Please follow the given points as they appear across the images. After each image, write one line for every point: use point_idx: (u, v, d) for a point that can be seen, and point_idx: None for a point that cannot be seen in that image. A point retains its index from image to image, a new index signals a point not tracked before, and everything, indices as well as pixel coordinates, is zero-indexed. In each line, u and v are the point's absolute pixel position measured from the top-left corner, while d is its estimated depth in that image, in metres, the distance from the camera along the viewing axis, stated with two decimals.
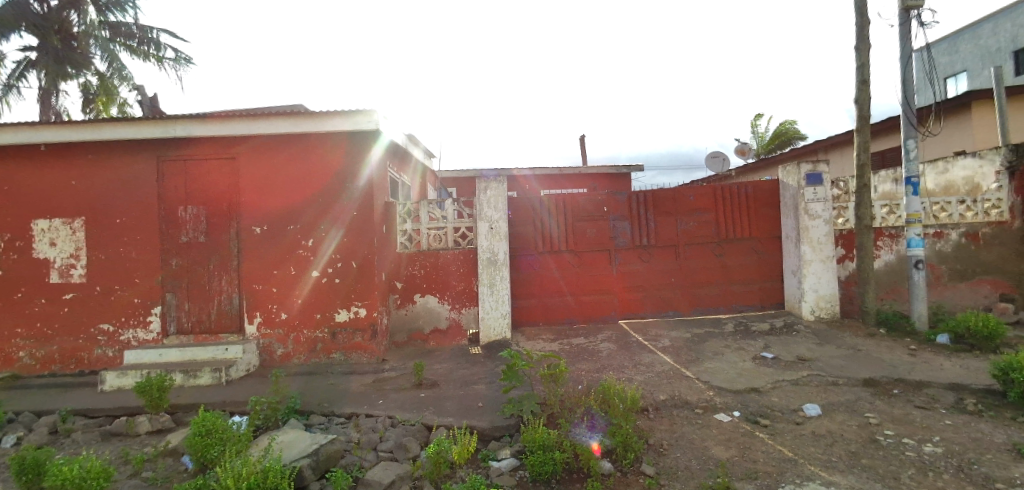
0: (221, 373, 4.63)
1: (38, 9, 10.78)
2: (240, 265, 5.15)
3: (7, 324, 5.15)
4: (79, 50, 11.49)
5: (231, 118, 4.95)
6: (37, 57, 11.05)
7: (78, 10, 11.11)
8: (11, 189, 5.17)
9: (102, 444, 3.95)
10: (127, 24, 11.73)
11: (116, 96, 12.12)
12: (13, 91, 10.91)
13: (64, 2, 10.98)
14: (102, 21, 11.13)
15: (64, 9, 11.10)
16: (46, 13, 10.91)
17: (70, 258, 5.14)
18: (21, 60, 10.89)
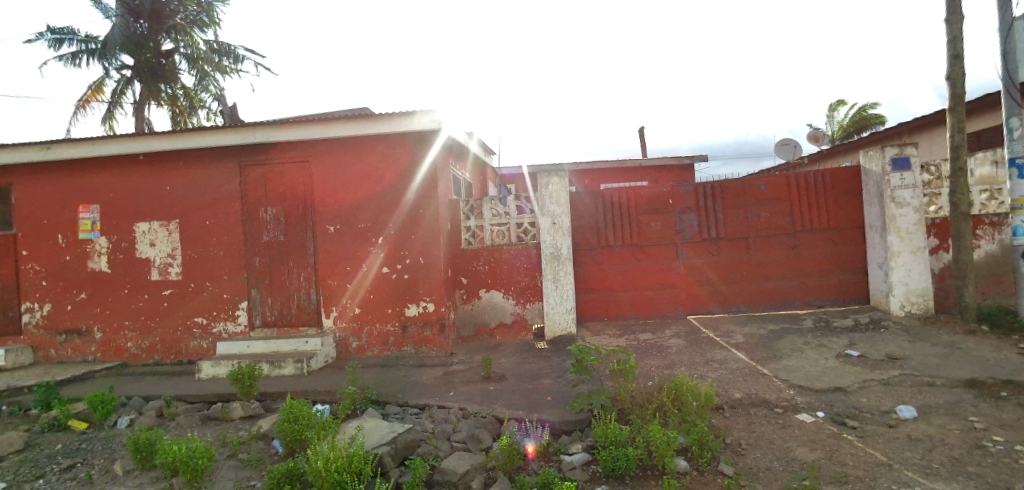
0: (303, 363, 4.89)
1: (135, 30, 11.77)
2: (316, 262, 5.42)
3: (115, 318, 5.63)
4: (169, 66, 12.45)
5: (304, 123, 5.19)
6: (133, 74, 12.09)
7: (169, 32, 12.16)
8: (116, 194, 5.63)
9: (202, 427, 4.30)
10: (211, 40, 12.62)
11: (202, 108, 13.09)
12: (117, 107, 12.00)
13: (157, 25, 11.96)
14: (194, 40, 12.14)
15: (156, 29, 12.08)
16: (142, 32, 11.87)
17: (168, 257, 5.57)
18: (121, 78, 11.96)
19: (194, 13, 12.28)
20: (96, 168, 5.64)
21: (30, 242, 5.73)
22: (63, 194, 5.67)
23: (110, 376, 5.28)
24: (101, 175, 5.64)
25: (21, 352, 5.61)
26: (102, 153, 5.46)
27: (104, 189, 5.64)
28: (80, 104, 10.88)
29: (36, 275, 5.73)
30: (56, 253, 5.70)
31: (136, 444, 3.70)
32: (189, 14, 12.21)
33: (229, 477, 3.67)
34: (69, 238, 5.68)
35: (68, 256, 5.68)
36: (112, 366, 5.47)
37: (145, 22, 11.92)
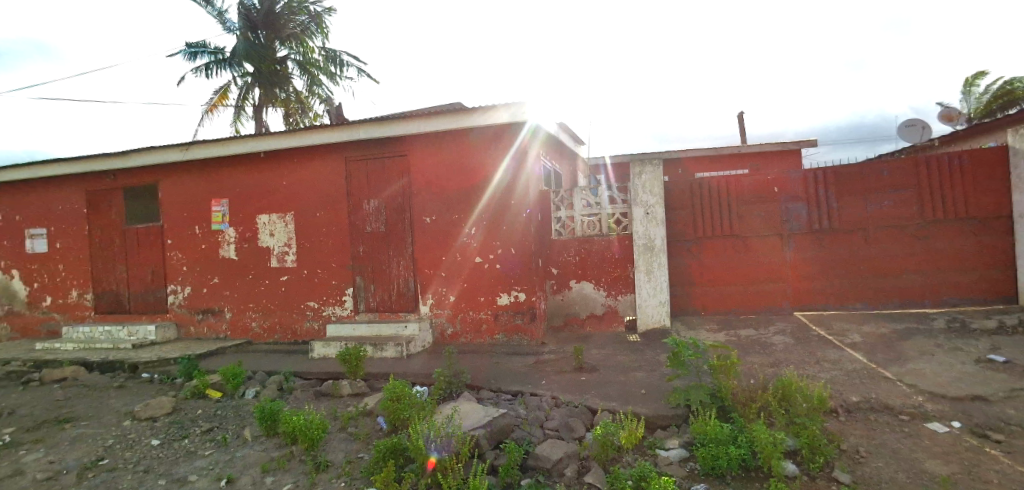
0: (403, 347, 5.17)
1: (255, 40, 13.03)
2: (414, 251, 5.70)
3: (242, 300, 6.30)
4: (283, 72, 13.65)
5: (402, 120, 5.45)
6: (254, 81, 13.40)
7: (283, 40, 13.31)
8: (242, 190, 6.27)
9: (317, 401, 4.69)
10: (318, 47, 13.64)
11: (310, 109, 14.22)
12: (240, 111, 13.38)
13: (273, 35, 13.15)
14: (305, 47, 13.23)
15: (272, 39, 13.28)
16: (260, 42, 13.11)
17: (285, 246, 6.12)
18: (244, 85, 13.31)
19: (304, 22, 13.34)
20: (224, 166, 6.31)
21: (174, 232, 6.54)
22: (198, 190, 6.41)
23: (238, 352, 5.91)
24: (229, 173, 6.30)
25: (168, 328, 6.45)
26: (231, 153, 6.10)
27: (231, 184, 6.30)
28: (210, 109, 12.26)
29: (178, 261, 6.54)
30: (194, 241, 6.46)
31: (263, 412, 4.14)
32: (299, 24, 13.29)
33: (341, 448, 3.97)
34: (205, 229, 6.42)
35: (204, 245, 6.43)
36: (240, 343, 6.13)
37: (263, 33, 13.15)
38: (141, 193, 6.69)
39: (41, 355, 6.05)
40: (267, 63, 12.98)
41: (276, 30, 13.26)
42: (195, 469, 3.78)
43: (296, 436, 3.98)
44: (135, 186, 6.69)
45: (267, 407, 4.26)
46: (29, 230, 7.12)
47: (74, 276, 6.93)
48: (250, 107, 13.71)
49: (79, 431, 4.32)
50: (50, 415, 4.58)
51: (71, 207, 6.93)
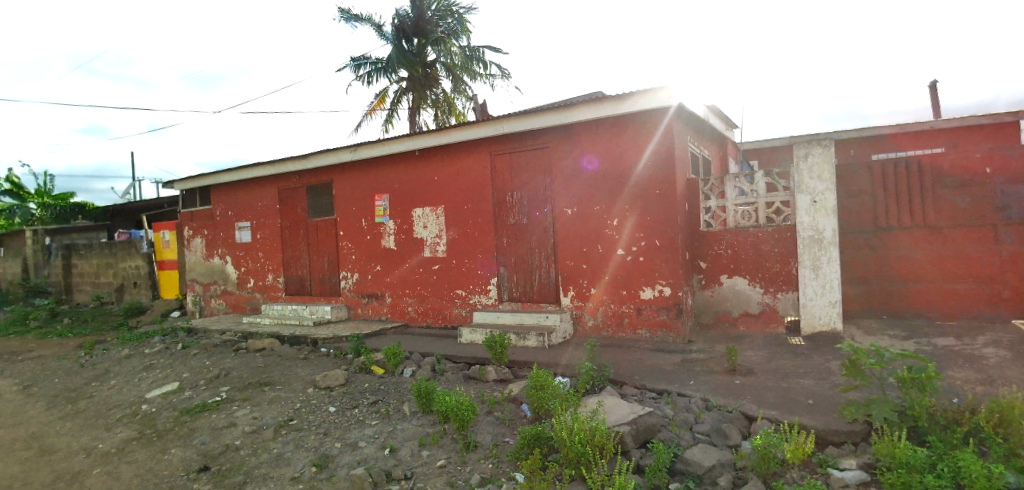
0: (545, 337, 5.26)
1: (409, 47, 14.23)
2: (556, 243, 5.75)
3: (400, 286, 6.92)
4: (433, 74, 14.67)
5: (544, 113, 5.47)
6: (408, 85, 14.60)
7: (434, 45, 14.27)
8: (398, 186, 6.87)
9: (466, 384, 4.97)
10: (462, 47, 14.42)
11: (456, 108, 14.98)
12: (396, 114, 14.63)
13: (424, 40, 14.25)
14: (452, 48, 14.14)
15: (423, 44, 14.35)
16: (413, 49, 14.31)
17: (436, 237, 6.58)
18: (399, 89, 14.56)
19: (450, 25, 14.21)
20: (383, 165, 6.97)
21: (344, 224, 7.41)
22: (362, 188, 7.18)
23: (397, 333, 6.52)
24: (387, 171, 6.94)
25: (341, 308, 7.36)
26: (389, 152, 6.70)
27: (389, 182, 6.94)
28: (370, 111, 13.66)
29: (348, 250, 7.39)
30: (361, 233, 7.25)
31: (421, 391, 4.53)
32: (446, 27, 14.22)
33: (489, 430, 4.15)
34: (369, 221, 7.16)
35: (368, 236, 7.18)
36: (398, 325, 6.75)
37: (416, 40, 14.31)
38: (317, 190, 7.68)
39: (247, 327, 7.29)
40: (418, 67, 14.09)
41: (426, 35, 14.30)
42: (364, 436, 4.23)
43: (449, 415, 4.26)
44: (312, 185, 7.71)
45: (424, 386, 4.63)
46: (237, 224, 8.60)
47: (269, 262, 8.22)
48: (405, 110, 14.92)
49: (275, 393, 5.10)
50: (254, 377, 5.48)
51: (265, 204, 8.22)
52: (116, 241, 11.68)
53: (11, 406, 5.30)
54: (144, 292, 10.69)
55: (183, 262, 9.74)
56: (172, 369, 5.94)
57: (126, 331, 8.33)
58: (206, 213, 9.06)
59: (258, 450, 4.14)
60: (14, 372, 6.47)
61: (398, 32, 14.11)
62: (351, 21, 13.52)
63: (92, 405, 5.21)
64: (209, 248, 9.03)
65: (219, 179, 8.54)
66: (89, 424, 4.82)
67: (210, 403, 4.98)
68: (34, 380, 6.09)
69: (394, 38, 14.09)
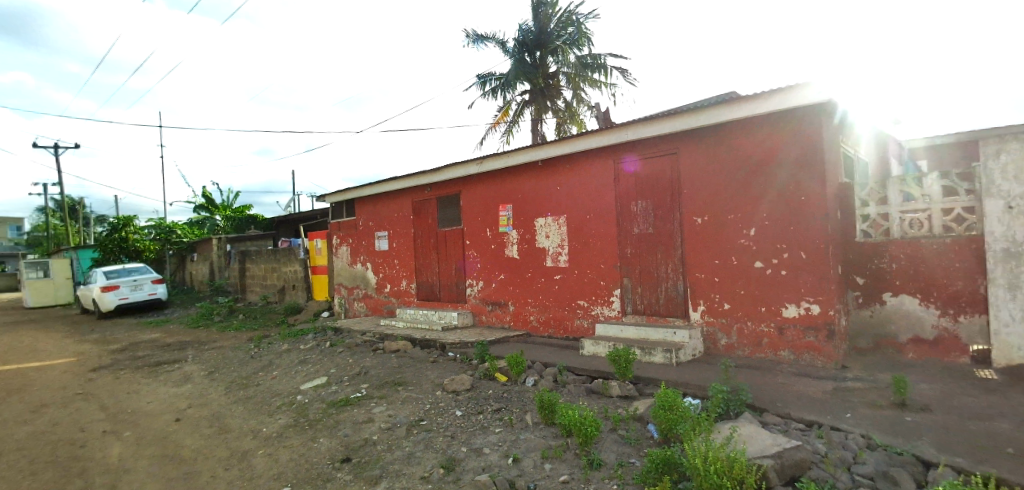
0: (672, 354, 5.00)
1: (530, 61, 14.83)
2: (684, 254, 5.46)
3: (522, 295, 7.04)
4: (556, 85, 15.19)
5: (672, 118, 5.26)
6: (530, 97, 15.15)
7: (555, 56, 14.66)
8: (519, 196, 7.03)
9: (588, 398, 4.87)
10: (581, 53, 14.67)
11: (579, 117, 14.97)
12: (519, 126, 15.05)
13: (546, 51, 14.73)
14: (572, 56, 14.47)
15: (546, 56, 14.84)
16: (535, 62, 14.92)
17: (558, 247, 6.60)
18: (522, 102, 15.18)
19: (570, 35, 14.49)
20: (506, 176, 7.19)
21: (470, 234, 7.74)
22: (486, 198, 7.48)
23: (519, 341, 6.64)
24: (509, 181, 7.15)
25: (467, 315, 7.66)
26: (513, 164, 6.89)
27: (512, 191, 7.13)
28: (494, 124, 14.37)
29: (474, 259, 7.70)
30: (485, 242, 7.52)
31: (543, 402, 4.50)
32: (566, 36, 14.51)
33: (613, 449, 4.00)
34: (493, 231, 7.40)
35: (493, 245, 7.42)
36: (520, 334, 6.88)
37: (537, 52, 14.87)
38: (446, 202, 8.13)
39: (385, 329, 7.91)
40: (539, 78, 14.59)
41: (547, 47, 14.76)
42: (489, 443, 4.30)
43: (572, 429, 4.17)
44: (441, 197, 8.19)
45: (546, 397, 4.61)
46: (376, 233, 9.40)
47: (402, 269, 8.86)
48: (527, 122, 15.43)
49: (407, 394, 5.43)
50: (390, 377, 5.88)
51: (399, 214, 8.90)
52: (279, 248, 13.43)
53: (199, 388, 6.25)
54: (300, 293, 12.13)
55: (332, 268, 10.88)
56: (321, 365, 6.61)
57: (287, 328, 9.51)
58: (350, 223, 10.05)
59: (392, 447, 4.40)
60: (201, 358, 7.67)
61: (521, 47, 14.80)
62: (479, 41, 14.35)
63: (258, 393, 5.96)
64: (352, 255, 9.99)
65: (361, 192, 9.46)
66: (256, 409, 5.50)
67: (352, 399, 5.43)
68: (216, 366, 7.14)
69: (517, 53, 14.82)
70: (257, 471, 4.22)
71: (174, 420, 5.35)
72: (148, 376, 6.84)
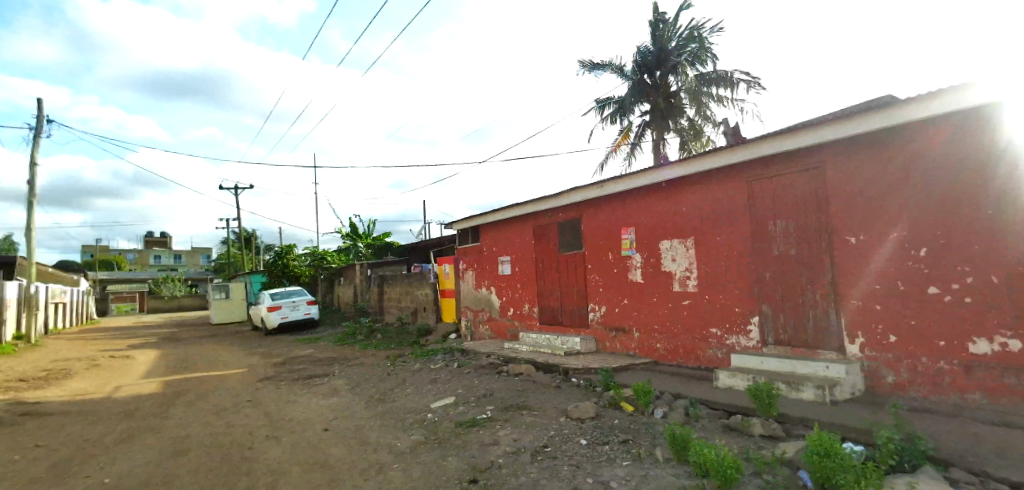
0: (824, 391, 4.49)
1: (654, 83, 17.10)
2: (837, 278, 4.90)
3: (648, 321, 6.84)
4: (676, 103, 16.95)
5: (813, 129, 4.80)
6: (652, 118, 17.24)
7: (674, 74, 16.67)
8: (643, 218, 6.90)
9: (726, 435, 4.52)
10: (703, 73, 16.35)
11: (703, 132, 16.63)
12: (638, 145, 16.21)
13: (667, 71, 16.91)
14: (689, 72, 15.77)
15: (666, 76, 17.00)
16: (655, 82, 17.12)
17: (686, 270, 6.32)
18: (644, 123, 17.36)
19: (691, 52, 16.36)
20: (628, 199, 7.12)
21: (592, 258, 7.76)
22: (607, 222, 7.46)
23: (647, 369, 6.45)
24: (632, 204, 7.05)
25: (590, 341, 7.65)
26: (633, 185, 6.79)
27: (635, 214, 7.02)
28: (614, 145, 15.79)
29: (597, 283, 7.71)
30: (608, 265, 7.49)
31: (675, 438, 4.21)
32: (688, 54, 16.39)
33: None
34: (616, 255, 7.35)
35: (615, 269, 7.36)
36: (647, 361, 6.68)
37: (660, 74, 17.04)
38: (567, 226, 8.27)
39: (509, 352, 8.14)
40: (661, 99, 16.81)
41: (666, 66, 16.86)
42: (617, 476, 4.10)
43: (707, 470, 3.76)
44: (561, 220, 8.35)
45: (678, 432, 4.30)
46: (500, 258, 9.85)
47: (526, 293, 9.14)
48: (653, 141, 17.48)
49: (532, 418, 5.47)
50: (514, 400, 6.00)
51: (521, 239, 9.25)
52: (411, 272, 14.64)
53: (344, 401, 6.89)
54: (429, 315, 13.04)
55: (458, 291, 11.53)
56: (449, 385, 6.96)
57: (418, 348, 10.21)
58: (475, 248, 10.63)
59: (518, 472, 4.39)
60: (345, 373, 8.47)
61: (641, 69, 17.09)
62: (593, 69, 16.36)
63: (394, 409, 6.41)
64: (478, 279, 10.53)
65: (485, 219, 9.99)
66: (391, 424, 5.90)
67: (479, 420, 5.60)
68: (358, 381, 7.86)
69: (636, 74, 17.10)
70: (393, 483, 4.46)
71: (323, 430, 5.92)
72: (303, 388, 7.72)
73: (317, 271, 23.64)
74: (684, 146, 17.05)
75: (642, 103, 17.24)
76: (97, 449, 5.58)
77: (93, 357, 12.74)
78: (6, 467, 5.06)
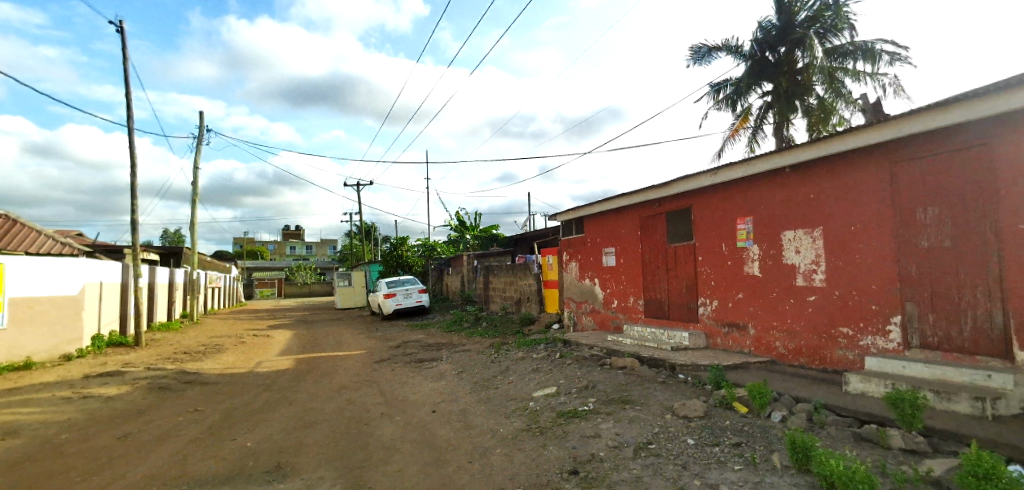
0: (985, 403, 3.91)
1: (776, 59, 16.15)
2: (1003, 274, 4.23)
3: (766, 318, 6.43)
4: (802, 81, 15.87)
5: (974, 100, 4.18)
6: (773, 99, 16.29)
7: (800, 48, 15.50)
8: (762, 207, 6.48)
9: (857, 445, 4.10)
10: (835, 45, 15.01)
11: (835, 110, 15.23)
12: (760, 128, 15.26)
13: (792, 46, 15.73)
14: (819, 49, 14.43)
15: (792, 50, 15.84)
16: (778, 59, 16.14)
17: (812, 264, 5.85)
18: (765, 105, 16.41)
19: (824, 23, 15.02)
20: (746, 187, 6.71)
21: (703, 250, 7.46)
22: (723, 211, 7.10)
23: (764, 369, 6.09)
24: (750, 192, 6.65)
25: (699, 336, 7.37)
26: (753, 171, 6.41)
27: (753, 202, 6.61)
28: (731, 132, 15.05)
29: (708, 276, 7.40)
30: (721, 257, 7.15)
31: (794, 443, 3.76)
32: (818, 27, 15.09)
33: None
34: (731, 247, 6.99)
35: (729, 262, 7.01)
36: (764, 360, 6.30)
37: (784, 49, 15.97)
38: (678, 216, 7.99)
39: (612, 344, 8.09)
40: (784, 78, 15.80)
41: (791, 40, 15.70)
42: (727, 480, 3.83)
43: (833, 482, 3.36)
44: (672, 210, 8.09)
45: (798, 438, 3.88)
46: (604, 250, 9.80)
47: (632, 285, 9.03)
48: (774, 124, 16.49)
49: (635, 413, 5.36)
50: (617, 394, 5.92)
51: (628, 230, 9.12)
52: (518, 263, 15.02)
53: (451, 385, 7.26)
54: (533, 305, 13.34)
55: (561, 282, 11.62)
56: (551, 374, 7.05)
57: (522, 337, 10.52)
58: (579, 239, 10.65)
59: (620, 467, 4.32)
60: (454, 358, 8.95)
61: (762, 46, 16.23)
62: (707, 56, 15.58)
63: (498, 395, 6.63)
64: (581, 270, 10.55)
65: (590, 210, 9.97)
66: (494, 410, 6.12)
67: (580, 412, 5.61)
68: (464, 367, 8.24)
69: (757, 51, 16.27)
70: (495, 467, 4.62)
71: (431, 411, 6.29)
72: (415, 371, 8.27)
73: (426, 260, 25.15)
74: (811, 128, 15.80)
75: (762, 84, 16.35)
76: (243, 415, 6.43)
77: (241, 335, 14.76)
78: (174, 426, 6.01)
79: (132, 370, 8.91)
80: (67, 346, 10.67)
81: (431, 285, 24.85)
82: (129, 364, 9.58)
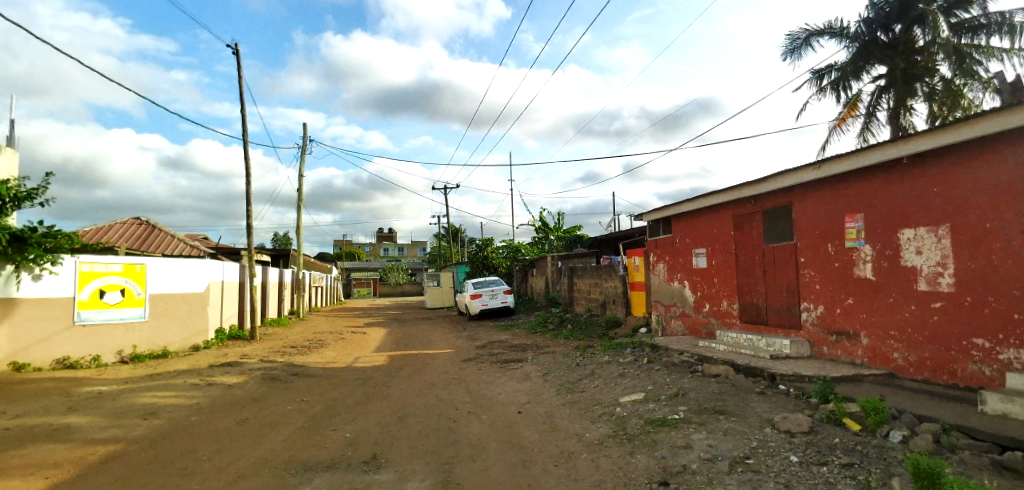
0: None
1: (892, 39, 14.67)
2: None
3: (882, 326, 5.82)
4: (921, 62, 14.28)
5: None
6: (888, 83, 14.82)
7: (921, 24, 13.97)
8: (876, 203, 5.87)
9: (998, 474, 3.57)
10: (965, 20, 13.32)
11: (963, 93, 13.60)
12: (872, 117, 13.88)
13: (911, 23, 14.19)
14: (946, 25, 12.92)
15: (911, 27, 14.30)
16: (894, 39, 14.65)
17: (937, 266, 5.19)
18: (878, 90, 14.95)
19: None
20: (857, 181, 6.12)
21: (806, 250, 6.90)
22: (829, 208, 6.53)
23: (880, 383, 5.51)
24: (861, 187, 6.05)
25: (802, 344, 6.83)
26: (864, 163, 5.84)
27: (865, 198, 6.00)
28: (838, 123, 13.84)
29: (811, 279, 6.84)
30: (827, 259, 6.58)
31: (915, 465, 3.33)
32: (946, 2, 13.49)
33: None
34: (839, 247, 6.41)
35: (836, 264, 6.44)
36: (880, 373, 5.70)
37: (901, 27, 14.45)
38: (777, 214, 7.46)
39: (704, 350, 7.73)
40: (901, 60, 14.25)
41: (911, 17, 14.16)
42: None
43: None
44: (770, 208, 7.57)
45: (924, 461, 3.32)
46: (694, 250, 9.39)
47: (724, 288, 8.57)
48: (888, 111, 15.03)
49: (730, 425, 5.06)
50: (710, 403, 5.62)
51: (720, 230, 8.67)
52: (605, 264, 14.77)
53: (537, 387, 7.27)
54: (619, 308, 13.05)
55: (648, 284, 11.26)
56: (639, 380, 6.86)
57: (607, 340, 10.35)
58: (667, 240, 10.30)
59: (714, 481, 4.06)
60: (540, 360, 9.00)
61: (874, 26, 14.79)
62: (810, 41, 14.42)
63: (584, 399, 6.55)
64: (669, 272, 10.19)
65: (679, 208, 9.59)
66: (579, 414, 6.05)
67: (670, 420, 5.39)
68: (549, 369, 8.23)
69: (869, 32, 14.86)
70: (582, 472, 4.54)
71: (517, 412, 6.33)
72: (501, 371, 8.39)
73: (512, 262, 25.52)
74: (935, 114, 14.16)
75: (875, 66, 14.91)
76: (342, 407, 6.86)
77: (339, 331, 15.84)
78: (283, 415, 6.53)
79: (248, 362, 9.84)
80: (196, 337, 12.01)
81: (517, 286, 25.09)
82: (245, 355, 10.59)
